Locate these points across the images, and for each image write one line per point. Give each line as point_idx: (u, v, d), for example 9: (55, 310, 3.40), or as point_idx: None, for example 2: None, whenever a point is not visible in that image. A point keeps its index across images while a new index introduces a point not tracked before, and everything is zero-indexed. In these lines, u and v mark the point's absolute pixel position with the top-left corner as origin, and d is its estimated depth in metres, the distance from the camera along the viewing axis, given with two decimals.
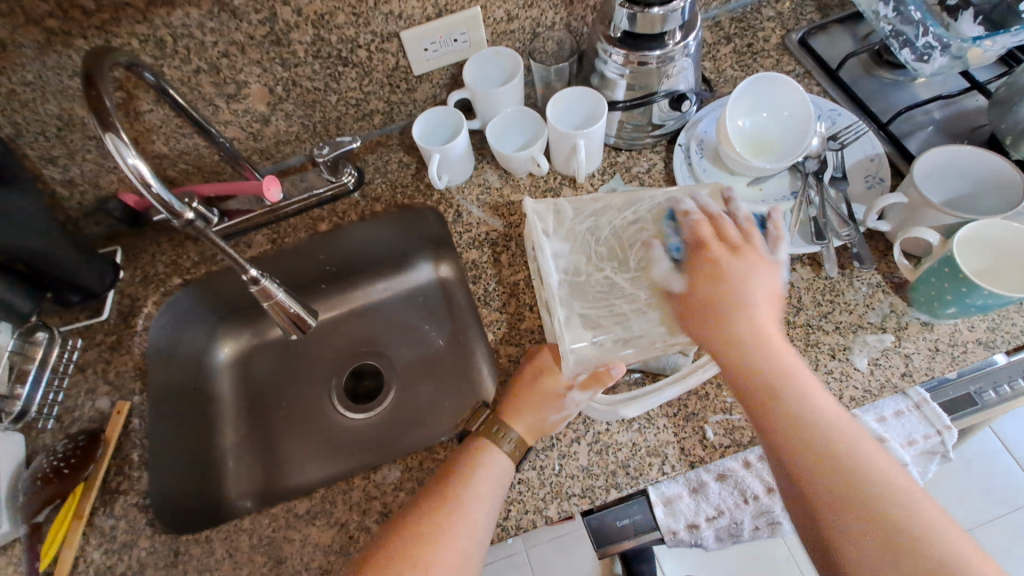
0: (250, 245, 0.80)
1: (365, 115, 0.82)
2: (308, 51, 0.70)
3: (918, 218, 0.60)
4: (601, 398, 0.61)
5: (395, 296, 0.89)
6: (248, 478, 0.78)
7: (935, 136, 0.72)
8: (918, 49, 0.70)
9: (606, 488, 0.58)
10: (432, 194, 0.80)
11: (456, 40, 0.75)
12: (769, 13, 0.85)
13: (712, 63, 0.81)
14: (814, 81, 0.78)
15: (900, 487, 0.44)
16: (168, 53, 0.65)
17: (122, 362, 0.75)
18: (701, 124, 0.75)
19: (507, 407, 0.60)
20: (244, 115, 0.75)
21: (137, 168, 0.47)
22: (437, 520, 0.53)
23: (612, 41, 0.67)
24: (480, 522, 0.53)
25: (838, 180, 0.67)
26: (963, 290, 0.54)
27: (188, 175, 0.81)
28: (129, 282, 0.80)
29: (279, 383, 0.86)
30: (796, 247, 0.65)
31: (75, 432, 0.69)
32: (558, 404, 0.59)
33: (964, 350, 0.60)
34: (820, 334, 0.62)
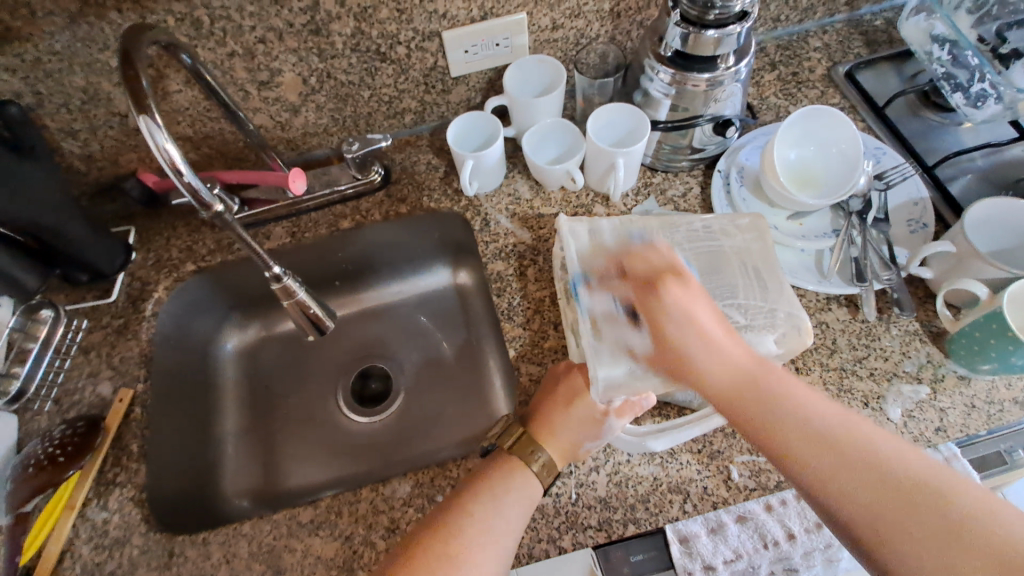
0: (269, 237, 0.78)
1: (397, 112, 0.80)
2: (347, 43, 0.68)
3: (964, 269, 0.58)
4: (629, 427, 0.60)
5: (411, 299, 0.87)
6: (246, 477, 0.76)
7: (980, 183, 0.70)
8: (971, 94, 0.70)
9: (623, 522, 0.56)
10: (460, 200, 0.78)
11: (498, 45, 0.73)
12: (816, 44, 0.83)
13: (756, 89, 0.80)
14: (859, 116, 0.76)
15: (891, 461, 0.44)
16: (204, 35, 0.63)
17: (127, 347, 0.72)
18: (743, 152, 0.73)
19: (538, 425, 0.58)
20: (275, 103, 0.73)
21: (169, 155, 0.45)
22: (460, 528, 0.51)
23: (661, 60, 0.65)
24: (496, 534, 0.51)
25: (880, 222, 0.65)
26: (1009, 348, 0.53)
27: (210, 159, 0.78)
28: (140, 264, 0.77)
29: (283, 380, 0.83)
30: (832, 287, 0.64)
31: (74, 417, 0.66)
32: (596, 430, 0.57)
33: (1000, 408, 0.58)
34: (854, 380, 0.60)
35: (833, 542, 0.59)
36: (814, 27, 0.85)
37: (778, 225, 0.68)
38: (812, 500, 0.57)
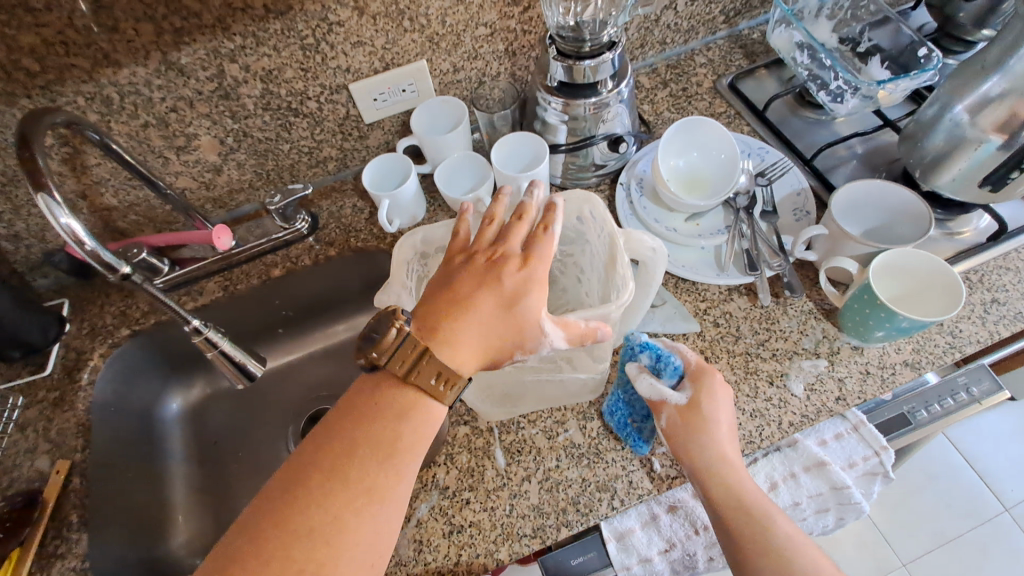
0: (202, 293, 0.80)
1: (318, 161, 0.84)
2: (258, 103, 0.72)
3: (839, 248, 0.63)
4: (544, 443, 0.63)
5: (354, 336, 0.89)
6: (198, 535, 0.77)
7: (856, 168, 0.77)
8: (833, 91, 0.77)
9: (556, 526, 0.58)
10: (385, 237, 0.81)
11: (404, 91, 0.78)
12: (701, 60, 0.91)
13: (651, 107, 0.86)
14: (744, 121, 0.83)
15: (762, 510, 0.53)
16: (115, 110, 0.66)
17: (65, 419, 0.72)
18: (640, 164, 0.78)
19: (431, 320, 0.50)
20: (195, 166, 0.76)
21: (70, 228, 0.49)
22: (365, 480, 0.45)
23: (550, 90, 0.70)
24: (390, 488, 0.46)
25: (767, 214, 0.71)
26: (882, 316, 0.58)
27: (139, 226, 0.81)
28: (75, 335, 0.78)
29: (233, 435, 0.85)
30: (730, 278, 0.68)
31: (12, 494, 0.66)
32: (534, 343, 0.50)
33: (893, 372, 0.63)
34: (759, 362, 0.64)
35: None
36: (699, 46, 0.93)
37: (677, 228, 0.73)
38: None
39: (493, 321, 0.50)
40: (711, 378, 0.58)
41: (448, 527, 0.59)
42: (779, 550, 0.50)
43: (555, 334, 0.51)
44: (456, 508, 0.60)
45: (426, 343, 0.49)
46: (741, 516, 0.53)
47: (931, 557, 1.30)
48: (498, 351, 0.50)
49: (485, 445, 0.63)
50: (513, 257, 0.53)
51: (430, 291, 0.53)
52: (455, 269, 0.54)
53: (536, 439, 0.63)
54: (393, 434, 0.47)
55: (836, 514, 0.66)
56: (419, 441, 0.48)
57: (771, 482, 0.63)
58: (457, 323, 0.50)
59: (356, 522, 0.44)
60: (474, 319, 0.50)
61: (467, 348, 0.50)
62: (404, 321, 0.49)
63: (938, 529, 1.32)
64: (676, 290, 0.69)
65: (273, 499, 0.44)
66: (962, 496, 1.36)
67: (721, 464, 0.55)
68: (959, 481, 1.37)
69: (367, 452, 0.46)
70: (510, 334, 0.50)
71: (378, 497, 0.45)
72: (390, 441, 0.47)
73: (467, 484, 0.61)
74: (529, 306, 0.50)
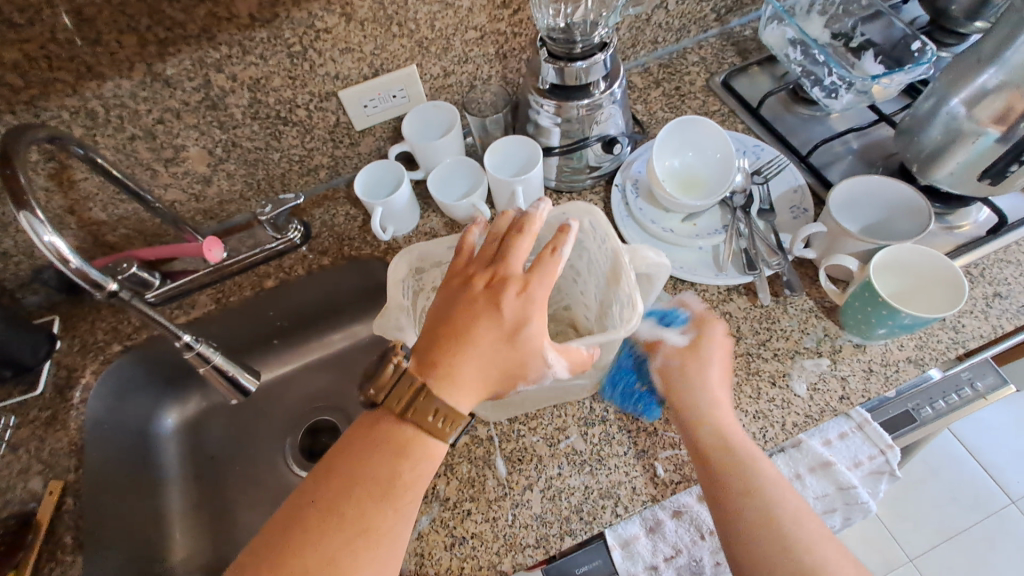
0: (194, 306, 0.78)
1: (310, 170, 0.83)
2: (247, 113, 0.72)
3: (837, 246, 0.63)
4: (545, 449, 0.62)
5: (351, 345, 0.88)
6: (197, 552, 0.75)
7: (853, 164, 0.77)
8: (826, 87, 0.77)
9: (560, 536, 0.57)
10: (379, 245, 0.80)
11: (394, 96, 0.77)
12: (693, 59, 0.91)
13: (645, 107, 0.86)
14: (738, 119, 0.83)
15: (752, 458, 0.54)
16: (101, 123, 0.65)
17: (57, 439, 0.70)
18: (635, 165, 0.78)
19: (436, 354, 0.49)
20: (185, 177, 0.75)
21: (54, 245, 0.48)
22: (363, 519, 0.45)
23: (542, 93, 0.70)
24: (390, 518, 0.46)
25: (764, 212, 0.70)
26: (884, 313, 0.57)
27: (129, 240, 0.80)
28: (65, 352, 0.77)
29: (229, 448, 0.84)
30: (729, 278, 0.68)
31: (2, 518, 0.64)
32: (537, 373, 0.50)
33: (896, 369, 0.62)
34: (761, 362, 0.63)
35: None
36: (691, 44, 0.92)
37: (674, 228, 0.72)
38: None
39: (492, 351, 0.49)
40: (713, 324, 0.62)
41: (450, 539, 0.58)
42: (756, 492, 0.51)
43: (560, 361, 0.50)
44: (457, 519, 0.59)
45: (423, 378, 0.48)
46: (724, 455, 0.54)
47: (938, 552, 1.29)
48: (498, 383, 0.49)
49: (485, 454, 0.62)
50: (513, 278, 0.51)
51: (430, 314, 0.53)
52: (453, 294, 0.53)
53: (538, 447, 0.62)
54: (391, 472, 0.47)
55: (844, 514, 0.65)
56: (416, 478, 0.48)
57: None
58: (455, 353, 0.49)
59: (353, 561, 0.44)
60: (473, 350, 0.49)
61: (466, 380, 0.48)
62: (402, 356, 0.50)
63: (944, 523, 1.32)
64: (675, 291, 0.69)
65: (273, 537, 0.45)
66: (966, 489, 1.35)
67: (711, 399, 0.58)
68: (963, 474, 1.37)
69: (364, 491, 0.46)
70: (509, 365, 0.49)
71: (375, 527, 0.45)
72: (385, 481, 0.47)
73: (468, 495, 0.60)
74: (529, 334, 0.49)
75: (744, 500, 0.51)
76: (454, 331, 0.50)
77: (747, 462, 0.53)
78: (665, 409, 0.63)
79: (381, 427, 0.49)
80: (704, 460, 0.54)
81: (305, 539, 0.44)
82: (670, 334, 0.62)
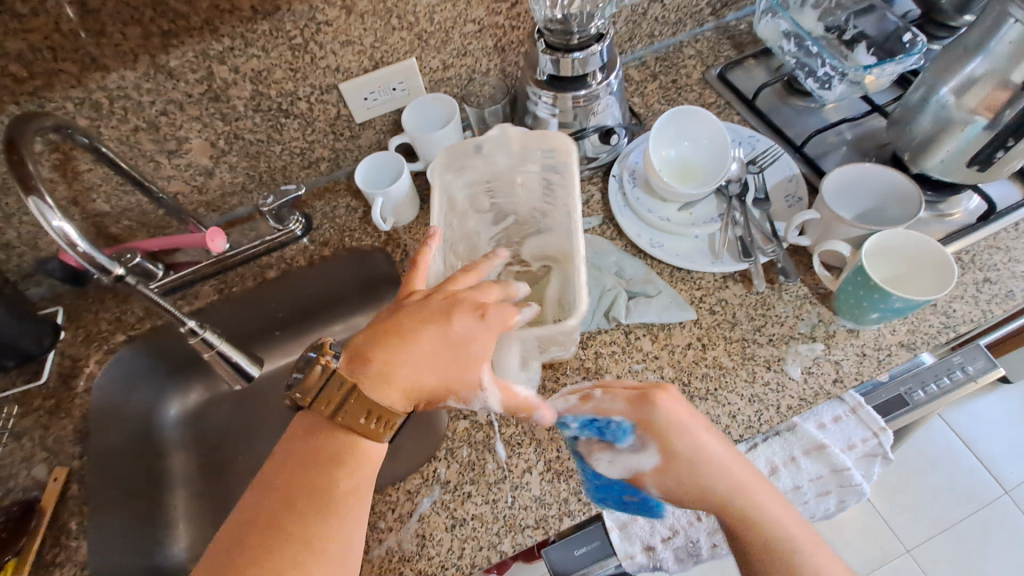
0: (197, 297, 0.80)
1: (311, 162, 0.84)
2: (248, 105, 0.72)
3: (831, 233, 0.64)
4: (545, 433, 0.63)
5: (351, 336, 0.89)
6: (199, 541, 0.76)
7: (846, 154, 0.78)
8: (820, 78, 0.78)
9: (559, 517, 0.58)
10: (380, 236, 0.81)
11: (394, 89, 0.78)
12: (690, 52, 0.92)
13: (642, 99, 0.87)
14: (734, 111, 0.84)
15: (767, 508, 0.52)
16: (105, 115, 0.66)
17: (61, 427, 0.71)
18: (632, 155, 0.78)
19: (368, 363, 0.49)
20: (187, 169, 0.76)
21: (63, 231, 0.49)
22: (305, 531, 0.45)
23: (540, 84, 0.71)
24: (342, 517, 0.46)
25: (760, 201, 0.71)
26: (876, 297, 0.58)
27: (132, 231, 0.81)
28: (70, 342, 0.78)
29: (232, 438, 0.85)
30: (725, 266, 0.69)
31: (7, 504, 0.65)
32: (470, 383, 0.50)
33: (888, 353, 0.63)
34: (756, 347, 0.64)
35: None
36: (687, 38, 0.93)
37: (670, 217, 0.73)
38: None
39: (428, 364, 0.50)
40: (658, 408, 0.52)
41: (450, 521, 0.59)
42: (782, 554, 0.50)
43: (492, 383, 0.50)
44: (458, 501, 0.60)
45: (358, 382, 0.48)
46: (743, 520, 0.52)
47: (933, 543, 1.30)
48: (432, 393, 0.50)
49: (485, 438, 0.63)
50: (455, 303, 0.52)
51: (364, 324, 0.52)
52: (396, 307, 0.53)
53: (537, 431, 0.63)
54: (328, 478, 0.47)
55: (838, 497, 0.65)
56: (357, 481, 0.48)
57: (772, 466, 0.63)
58: (387, 361, 0.49)
59: (305, 566, 0.44)
60: (405, 365, 0.49)
61: (398, 387, 0.49)
62: (332, 356, 0.49)
63: (941, 513, 1.33)
64: (671, 279, 0.70)
65: (223, 549, 0.44)
66: (961, 481, 1.36)
67: (712, 484, 0.52)
68: (960, 465, 1.38)
69: (308, 499, 0.46)
70: (442, 382, 0.50)
71: (321, 535, 0.45)
72: (325, 487, 0.47)
73: (468, 478, 0.61)
74: (467, 353, 0.50)
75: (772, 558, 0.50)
76: (387, 343, 0.50)
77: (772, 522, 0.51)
78: None
79: (321, 435, 0.49)
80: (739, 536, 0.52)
81: (259, 544, 0.44)
82: (626, 446, 0.53)
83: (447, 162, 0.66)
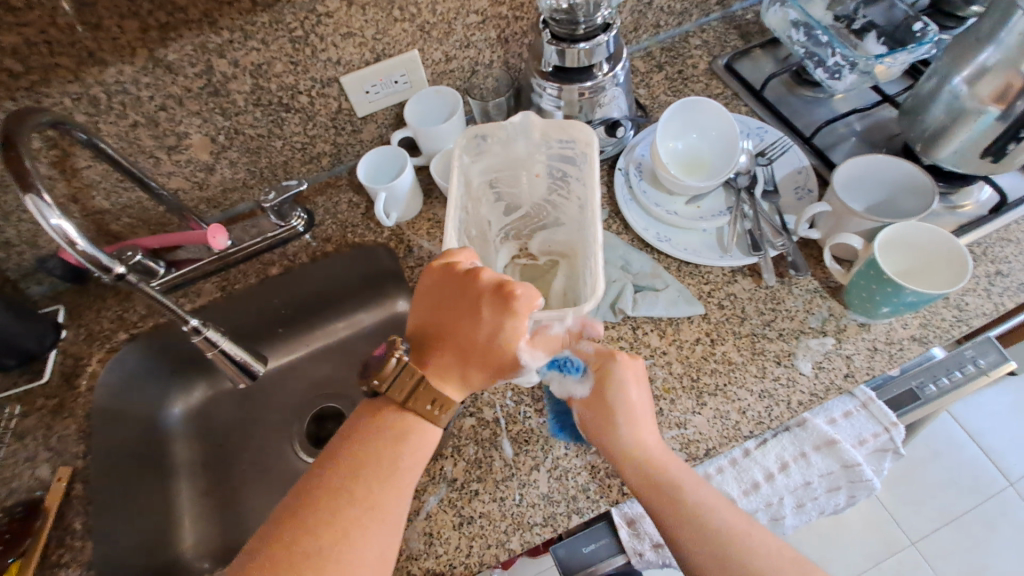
0: (200, 294, 0.79)
1: (312, 157, 0.83)
2: (249, 99, 0.71)
3: (842, 225, 0.63)
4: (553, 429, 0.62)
5: (355, 333, 0.88)
6: (208, 538, 0.76)
7: (855, 146, 0.76)
8: (831, 67, 0.76)
9: (567, 514, 0.58)
10: (383, 231, 0.80)
11: (396, 82, 0.77)
12: (696, 42, 0.90)
13: (647, 91, 0.86)
14: (741, 102, 0.83)
15: (718, 510, 0.50)
16: (103, 110, 0.65)
17: (65, 427, 0.71)
18: (638, 148, 0.77)
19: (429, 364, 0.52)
20: (188, 165, 0.75)
21: (62, 228, 0.48)
22: (361, 497, 0.47)
23: (545, 76, 0.70)
24: (401, 491, 0.49)
25: (769, 193, 0.70)
26: (889, 290, 0.57)
27: (133, 229, 0.80)
28: (72, 341, 0.77)
29: (236, 434, 0.84)
30: (733, 260, 0.68)
31: (11, 505, 0.64)
32: (516, 369, 0.51)
33: (900, 347, 0.62)
34: (765, 342, 0.64)
35: (773, 500, 0.62)
36: (693, 28, 0.92)
37: (678, 211, 0.72)
38: (746, 463, 0.62)
39: (472, 351, 0.51)
40: (615, 363, 0.55)
41: (458, 519, 0.58)
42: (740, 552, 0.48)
43: (536, 355, 0.51)
44: (465, 499, 0.59)
45: (423, 370, 0.52)
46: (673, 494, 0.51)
47: (938, 535, 1.30)
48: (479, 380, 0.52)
49: (492, 436, 0.62)
50: (485, 286, 0.51)
51: (418, 313, 0.55)
52: (432, 284, 0.53)
53: (544, 428, 0.62)
54: (393, 456, 0.49)
55: (848, 492, 0.64)
56: (414, 464, 0.50)
57: (782, 462, 0.62)
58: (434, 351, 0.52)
59: (361, 539, 0.46)
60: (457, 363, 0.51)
61: (453, 378, 0.52)
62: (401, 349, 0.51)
63: (946, 506, 1.33)
64: (680, 274, 0.69)
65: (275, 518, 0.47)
66: (966, 474, 1.36)
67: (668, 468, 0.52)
68: (964, 458, 1.37)
69: (370, 473, 0.48)
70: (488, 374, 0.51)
71: (374, 512, 0.47)
72: (389, 466, 0.49)
73: (475, 475, 0.60)
74: (503, 337, 0.50)
75: (696, 537, 0.49)
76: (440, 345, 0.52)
77: (703, 502, 0.51)
78: (671, 389, 0.62)
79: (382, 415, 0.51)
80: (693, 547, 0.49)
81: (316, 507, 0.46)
82: (574, 380, 0.57)
83: (466, 146, 0.64)
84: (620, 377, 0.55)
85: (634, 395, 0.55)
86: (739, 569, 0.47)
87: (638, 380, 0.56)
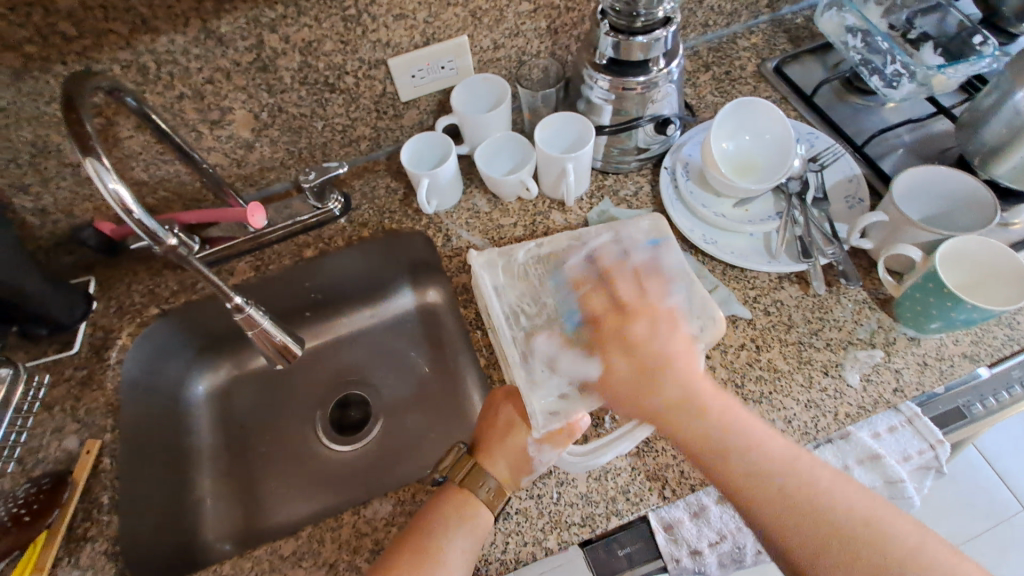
0: (233, 272, 0.78)
1: (352, 140, 0.81)
2: (295, 77, 0.70)
3: (898, 236, 0.62)
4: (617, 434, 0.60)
5: (383, 321, 0.88)
6: (227, 520, 0.75)
7: (907, 157, 0.75)
8: (888, 76, 0.75)
9: (606, 515, 0.57)
10: (421, 218, 0.79)
11: (443, 68, 0.76)
12: (744, 44, 0.89)
13: (693, 90, 0.84)
14: (790, 106, 0.81)
15: (816, 476, 0.49)
16: (151, 80, 0.64)
17: (93, 399, 0.70)
18: (685, 148, 0.76)
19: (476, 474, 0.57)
20: (228, 141, 0.74)
21: (118, 195, 0.47)
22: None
23: (598, 68, 0.68)
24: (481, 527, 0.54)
25: (819, 201, 0.69)
26: (947, 304, 0.56)
27: (168, 203, 0.79)
28: (102, 313, 0.76)
29: (258, 417, 0.83)
30: (782, 266, 0.67)
31: (39, 475, 0.64)
32: (529, 464, 0.57)
33: (951, 364, 0.61)
34: (813, 351, 0.62)
35: None
36: (741, 29, 0.90)
37: (725, 213, 0.71)
38: None
39: (506, 460, 0.57)
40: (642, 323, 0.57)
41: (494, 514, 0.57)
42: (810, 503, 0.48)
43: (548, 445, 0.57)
44: None
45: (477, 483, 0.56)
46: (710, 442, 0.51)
47: None
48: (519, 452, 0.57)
49: None
50: (511, 424, 0.59)
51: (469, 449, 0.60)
52: (497, 402, 0.60)
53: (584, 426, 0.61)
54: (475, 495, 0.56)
55: None
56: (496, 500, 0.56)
57: None
58: (487, 462, 0.57)
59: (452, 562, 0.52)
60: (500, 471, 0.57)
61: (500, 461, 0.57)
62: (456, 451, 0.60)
63: (960, 527, 1.31)
64: (725, 277, 0.68)
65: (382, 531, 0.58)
66: (981, 496, 1.35)
67: (751, 439, 0.51)
68: (981, 480, 1.36)
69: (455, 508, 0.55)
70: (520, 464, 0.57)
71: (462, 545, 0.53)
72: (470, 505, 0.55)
73: None
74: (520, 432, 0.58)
75: (756, 484, 0.49)
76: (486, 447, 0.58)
77: (762, 452, 0.50)
78: None
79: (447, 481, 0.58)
80: (754, 503, 0.49)
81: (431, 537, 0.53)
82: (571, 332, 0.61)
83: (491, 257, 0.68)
84: (637, 313, 0.58)
85: (666, 330, 0.57)
86: (837, 546, 0.46)
87: (673, 329, 0.57)
